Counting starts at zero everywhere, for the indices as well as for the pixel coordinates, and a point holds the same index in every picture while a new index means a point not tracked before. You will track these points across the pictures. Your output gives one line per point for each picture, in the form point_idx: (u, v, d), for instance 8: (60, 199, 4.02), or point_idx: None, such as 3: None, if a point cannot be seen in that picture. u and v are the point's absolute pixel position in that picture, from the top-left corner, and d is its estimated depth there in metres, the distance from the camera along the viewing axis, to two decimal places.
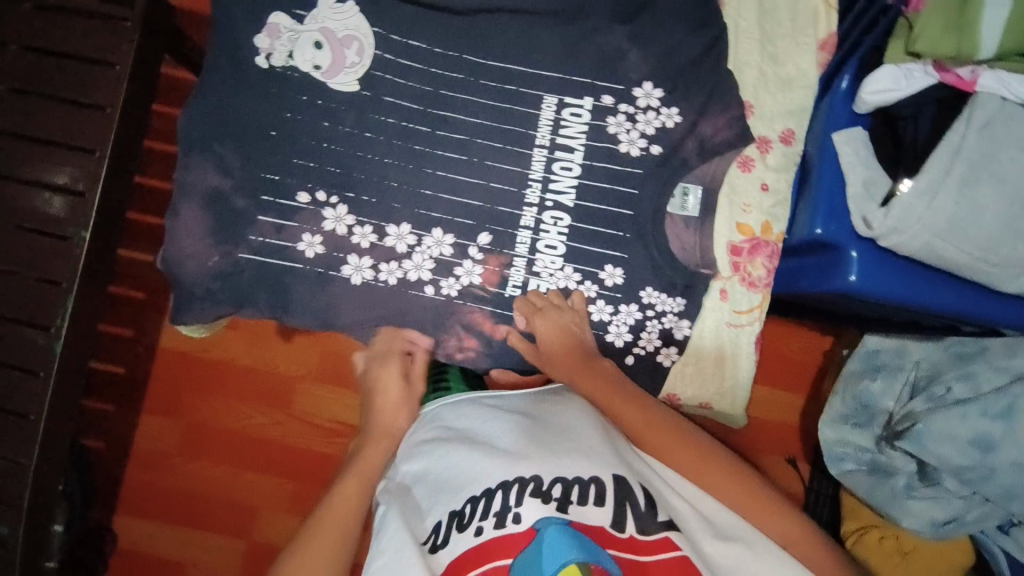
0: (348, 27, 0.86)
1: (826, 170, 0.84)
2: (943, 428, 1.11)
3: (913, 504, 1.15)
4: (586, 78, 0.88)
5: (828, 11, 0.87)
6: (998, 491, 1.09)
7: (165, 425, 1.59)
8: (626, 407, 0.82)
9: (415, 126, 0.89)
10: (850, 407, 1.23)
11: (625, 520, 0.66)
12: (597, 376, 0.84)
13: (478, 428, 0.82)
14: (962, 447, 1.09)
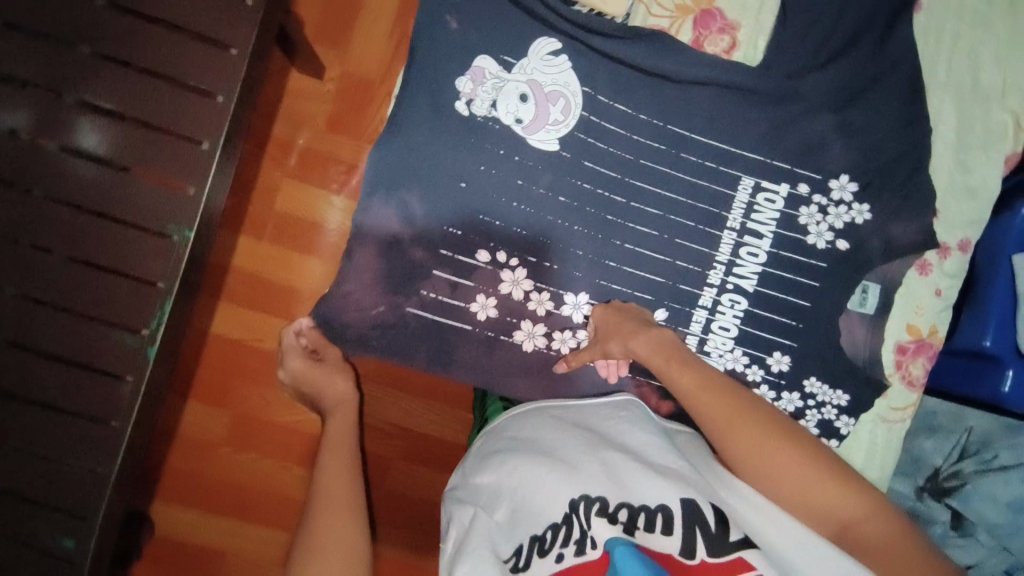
0: (557, 82, 0.83)
1: (997, 287, 0.89)
2: (983, 488, 0.85)
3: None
4: (786, 164, 0.87)
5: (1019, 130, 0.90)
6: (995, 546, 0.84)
7: (214, 411, 1.17)
8: (705, 398, 0.70)
9: (610, 196, 0.86)
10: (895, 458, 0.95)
11: (697, 541, 0.57)
12: (675, 369, 0.74)
13: (540, 433, 0.72)
14: (999, 508, 0.84)
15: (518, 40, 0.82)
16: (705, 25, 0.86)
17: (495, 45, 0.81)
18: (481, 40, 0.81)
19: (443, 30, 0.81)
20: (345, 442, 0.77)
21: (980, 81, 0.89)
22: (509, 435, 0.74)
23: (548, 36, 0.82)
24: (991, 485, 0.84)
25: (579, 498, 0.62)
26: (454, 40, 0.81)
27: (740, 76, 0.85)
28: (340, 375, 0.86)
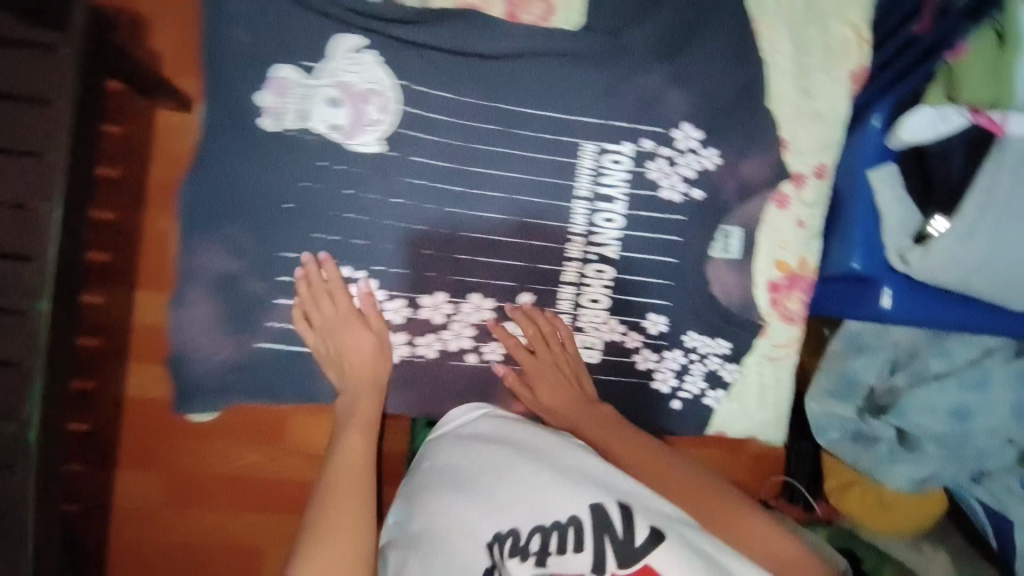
0: (367, 79, 0.77)
1: (862, 205, 0.86)
2: (927, 403, 1.07)
3: (897, 472, 1.10)
4: (625, 121, 0.84)
5: (862, 42, 0.86)
6: (974, 452, 1.09)
7: (149, 472, 1.11)
8: (616, 443, 0.81)
9: (448, 188, 0.82)
10: (828, 385, 1.13)
11: (606, 558, 0.62)
12: (596, 418, 0.84)
13: (463, 457, 0.76)
14: (942, 418, 1.07)
15: (314, 41, 0.76)
16: None
17: (288, 52, 0.76)
18: (275, 50, 0.76)
19: (231, 45, 0.75)
20: (358, 445, 0.81)
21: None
22: (432, 468, 0.77)
23: (348, 31, 0.76)
24: (933, 398, 1.07)
25: (495, 538, 0.66)
26: (244, 55, 0.76)
27: (558, 39, 0.80)
28: (355, 329, 0.82)
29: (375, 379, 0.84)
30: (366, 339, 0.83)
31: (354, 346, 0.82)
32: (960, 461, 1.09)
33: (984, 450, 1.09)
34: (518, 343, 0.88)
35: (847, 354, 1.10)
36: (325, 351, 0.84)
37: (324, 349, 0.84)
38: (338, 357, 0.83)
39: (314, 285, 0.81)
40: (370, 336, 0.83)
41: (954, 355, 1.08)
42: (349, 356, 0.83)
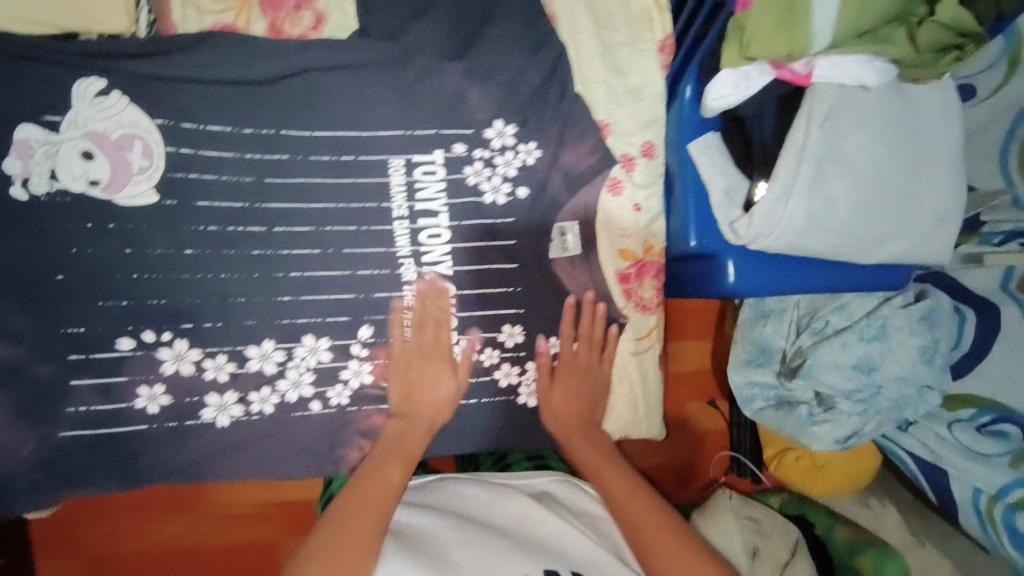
0: (122, 124, 0.68)
1: (689, 178, 0.83)
2: (830, 359, 0.98)
3: (823, 435, 0.99)
4: (429, 128, 0.78)
5: (659, 11, 0.83)
6: (889, 407, 0.98)
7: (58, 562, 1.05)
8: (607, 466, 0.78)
9: (247, 228, 0.73)
10: (745, 353, 1.08)
11: None
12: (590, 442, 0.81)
13: (397, 524, 0.71)
14: (847, 374, 0.97)
15: (48, 91, 0.67)
16: (276, 5, 0.73)
17: (22, 106, 0.66)
18: (4, 109, 0.66)
19: None
20: (391, 477, 0.70)
21: None
22: None
23: (87, 75, 0.67)
24: (833, 354, 0.98)
25: None
26: None
27: (333, 52, 0.73)
28: (441, 376, 0.79)
29: (429, 421, 0.78)
30: (443, 377, 0.80)
31: (432, 391, 0.79)
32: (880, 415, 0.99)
33: (902, 401, 0.98)
34: (579, 344, 0.84)
35: (756, 320, 1.09)
36: (399, 387, 0.79)
37: (399, 382, 0.79)
38: (411, 389, 0.79)
39: (420, 312, 0.79)
40: (451, 386, 0.80)
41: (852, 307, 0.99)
42: (421, 392, 0.79)
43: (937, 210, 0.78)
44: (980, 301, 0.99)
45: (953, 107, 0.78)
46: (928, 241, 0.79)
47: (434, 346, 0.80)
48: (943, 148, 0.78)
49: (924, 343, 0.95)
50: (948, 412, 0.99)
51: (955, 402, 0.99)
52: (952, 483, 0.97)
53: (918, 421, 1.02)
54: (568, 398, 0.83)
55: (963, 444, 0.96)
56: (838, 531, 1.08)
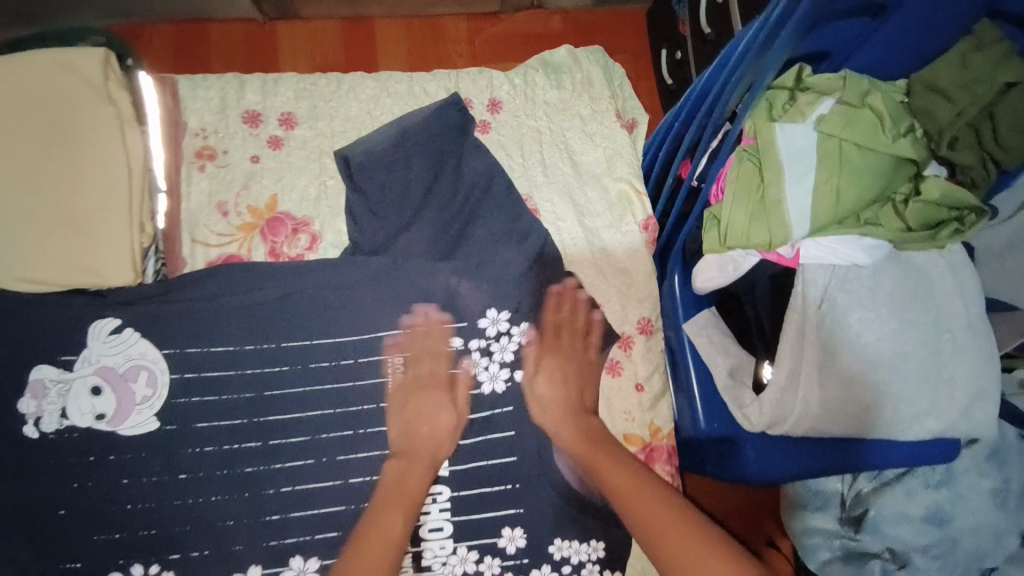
0: (129, 356, 0.72)
1: (690, 356, 0.80)
2: (895, 511, 0.85)
3: None
4: (424, 325, 0.78)
5: (638, 194, 0.86)
6: (966, 560, 0.83)
7: None
8: (587, 444, 0.74)
9: (241, 447, 0.72)
10: (799, 495, 0.93)
11: None
12: (574, 413, 0.76)
13: None
14: (919, 527, 0.84)
15: (68, 333, 0.72)
16: (275, 232, 0.78)
17: (44, 351, 0.72)
18: (25, 353, 0.71)
19: None
20: (391, 525, 0.68)
21: (579, 166, 0.86)
22: None
23: (99, 317, 0.72)
24: (897, 503, 0.85)
25: None
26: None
27: (323, 268, 0.77)
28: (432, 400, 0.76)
29: (429, 455, 0.74)
30: (445, 406, 0.76)
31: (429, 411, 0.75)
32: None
33: (978, 550, 0.83)
34: (534, 351, 0.79)
35: None
36: (406, 405, 0.75)
37: (405, 405, 0.75)
38: (417, 418, 0.75)
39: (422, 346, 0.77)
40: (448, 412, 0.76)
41: None
42: (423, 428, 0.75)
43: (970, 382, 0.70)
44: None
45: (968, 269, 0.73)
46: (971, 417, 0.70)
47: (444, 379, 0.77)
48: (965, 313, 0.72)
49: (995, 487, 0.84)
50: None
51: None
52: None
53: (1002, 567, 0.84)
54: (557, 396, 0.77)
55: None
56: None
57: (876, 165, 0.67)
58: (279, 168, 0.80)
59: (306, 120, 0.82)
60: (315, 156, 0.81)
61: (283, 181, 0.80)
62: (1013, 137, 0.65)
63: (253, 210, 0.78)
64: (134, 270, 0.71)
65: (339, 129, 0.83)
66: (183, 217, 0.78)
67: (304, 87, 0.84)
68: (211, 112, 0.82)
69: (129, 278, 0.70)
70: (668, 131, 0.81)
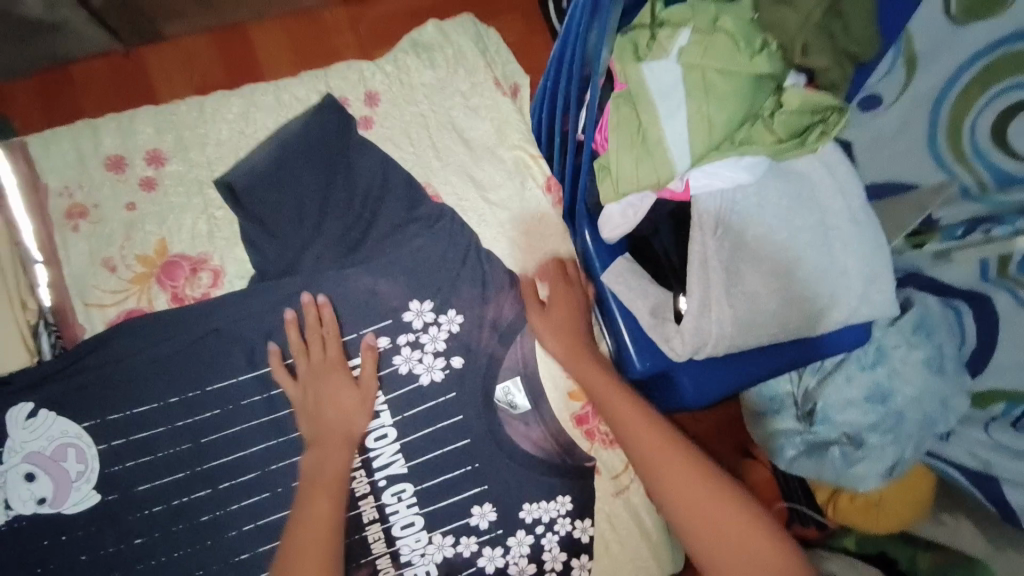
0: (52, 437, 0.70)
1: (612, 305, 0.80)
2: (841, 399, 0.94)
3: (862, 477, 0.93)
4: (349, 334, 0.78)
5: (534, 159, 0.86)
6: (919, 427, 0.92)
7: None
8: (626, 407, 0.74)
9: (193, 496, 0.72)
10: (758, 404, 1.05)
11: None
12: (584, 348, 0.79)
13: None
14: (863, 410, 0.92)
15: None
16: (172, 276, 0.76)
17: None
18: None
19: None
20: (324, 512, 0.68)
21: (471, 143, 0.86)
22: None
23: (15, 402, 0.70)
24: (841, 393, 0.94)
25: None
26: None
27: (233, 303, 0.75)
28: (340, 387, 0.74)
29: (345, 433, 0.73)
30: (342, 391, 0.74)
31: (340, 394, 0.74)
32: (915, 438, 0.92)
33: (929, 418, 0.91)
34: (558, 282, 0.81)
35: None
36: (309, 394, 0.74)
37: (309, 392, 0.74)
38: (319, 404, 0.73)
39: (320, 328, 0.76)
40: (354, 390, 0.75)
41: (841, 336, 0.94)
42: (330, 407, 0.73)
43: (862, 269, 0.75)
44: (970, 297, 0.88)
45: (845, 167, 0.77)
46: (874, 300, 0.76)
47: (334, 365, 0.75)
48: (848, 207, 0.76)
49: (930, 353, 0.89)
50: (982, 411, 0.88)
51: (983, 399, 0.88)
52: (1009, 492, 0.83)
53: (958, 431, 0.91)
54: (583, 352, 0.78)
55: (1004, 445, 0.84)
56: (920, 560, 0.90)
57: (742, 86, 0.69)
58: (159, 211, 0.77)
59: (176, 154, 0.78)
60: (195, 190, 0.78)
61: (168, 223, 0.77)
62: (861, 29, 0.70)
63: (142, 259, 0.75)
64: (29, 351, 0.71)
65: (213, 156, 0.79)
66: (69, 283, 0.74)
67: (165, 119, 0.79)
68: (70, 167, 0.77)
69: (23, 359, 0.70)
70: (548, 96, 0.83)
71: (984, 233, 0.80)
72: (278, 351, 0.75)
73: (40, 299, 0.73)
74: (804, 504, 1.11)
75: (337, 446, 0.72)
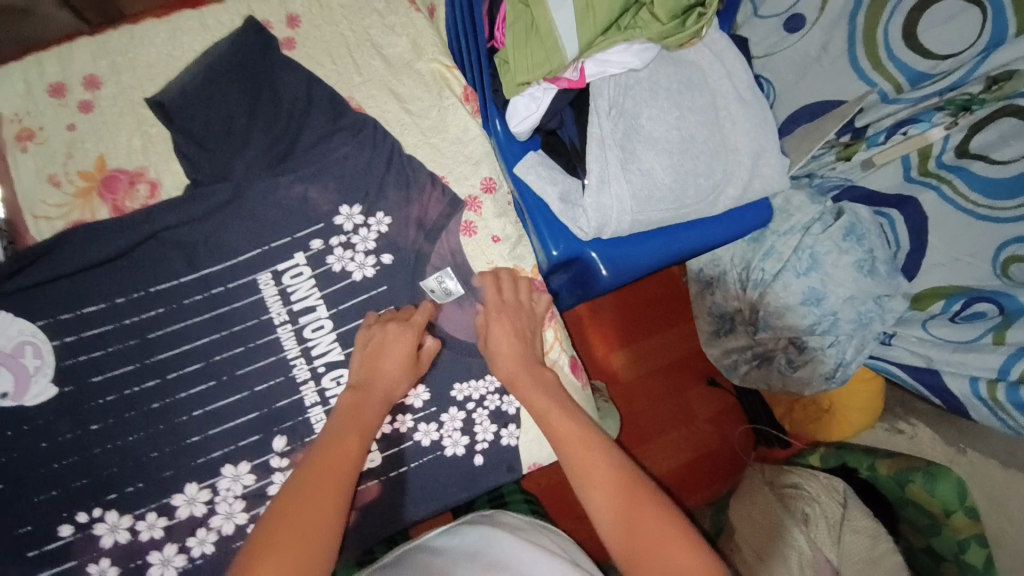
0: (11, 336, 0.76)
1: (528, 197, 0.86)
2: (780, 304, 1.03)
3: (806, 380, 1.06)
4: (284, 237, 0.84)
5: (450, 70, 0.92)
6: (855, 326, 1.01)
7: None
8: (540, 395, 0.77)
9: (144, 387, 0.78)
10: (712, 326, 1.18)
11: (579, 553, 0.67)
12: (526, 360, 0.80)
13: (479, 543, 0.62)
14: (800, 312, 1.02)
15: None
16: (113, 190, 0.82)
17: None
18: None
19: None
20: (352, 447, 0.70)
21: (389, 58, 0.91)
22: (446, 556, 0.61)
23: None
24: (780, 297, 1.02)
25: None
26: None
27: (169, 209, 0.81)
28: (400, 338, 0.79)
29: (387, 394, 0.77)
30: (406, 352, 0.79)
31: (395, 352, 0.78)
32: (851, 336, 1.02)
33: (864, 316, 1.01)
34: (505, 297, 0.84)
35: (704, 292, 1.17)
36: (366, 344, 0.80)
37: (368, 341, 0.79)
38: (376, 354, 0.78)
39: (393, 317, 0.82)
40: (411, 344, 0.79)
41: (778, 252, 1.02)
42: (384, 363, 0.78)
43: (750, 145, 0.81)
44: (897, 200, 0.98)
45: (732, 52, 0.84)
46: (764, 174, 0.82)
47: (414, 320, 0.81)
48: (735, 89, 0.83)
49: (861, 256, 0.98)
50: (923, 312, 0.98)
51: (922, 301, 0.98)
52: (948, 381, 0.92)
53: (898, 332, 1.00)
54: (521, 363, 0.80)
55: (942, 338, 0.94)
56: (880, 467, 1.04)
57: None
58: (95, 130, 0.82)
59: (109, 78, 0.84)
60: (129, 110, 0.83)
61: (104, 141, 0.82)
62: None
63: (84, 175, 0.81)
64: None
65: (143, 79, 0.84)
66: (19, 198, 0.80)
67: (97, 47, 0.84)
68: (18, 96, 0.83)
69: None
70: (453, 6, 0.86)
71: (904, 134, 0.95)
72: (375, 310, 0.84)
73: None
74: (766, 423, 1.26)
75: (381, 398, 0.77)
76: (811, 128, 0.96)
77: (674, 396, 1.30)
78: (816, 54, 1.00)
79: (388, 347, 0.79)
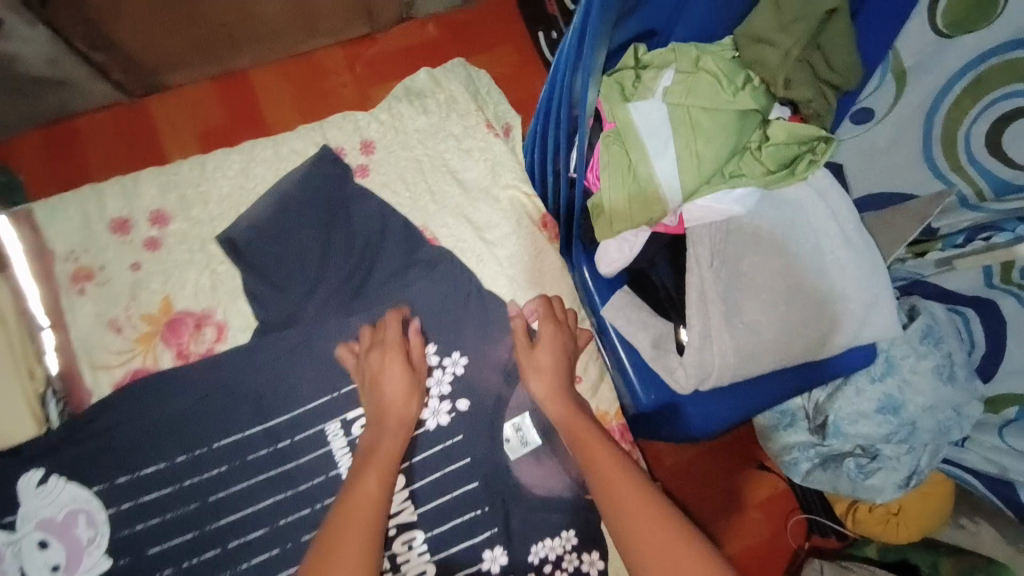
0: (63, 503, 0.71)
1: (613, 340, 0.80)
2: (852, 411, 0.86)
3: (881, 487, 0.89)
4: (354, 382, 0.78)
5: (529, 198, 0.88)
6: (932, 436, 0.87)
7: None
8: (550, 379, 0.75)
9: (204, 557, 0.72)
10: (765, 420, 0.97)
11: None
12: (554, 342, 0.77)
13: None
14: (875, 421, 0.86)
15: None
16: (178, 333, 0.77)
17: None
18: None
19: None
20: (372, 491, 0.65)
21: (464, 183, 0.87)
22: None
23: (26, 470, 0.71)
24: (850, 404, 0.85)
25: None
26: None
27: (238, 358, 0.77)
28: (390, 363, 0.74)
29: (403, 418, 0.72)
30: (401, 373, 0.73)
31: (394, 380, 0.73)
32: (927, 444, 0.87)
33: (943, 426, 0.86)
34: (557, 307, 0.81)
35: None
36: (362, 376, 0.75)
37: (364, 372, 0.75)
38: (375, 386, 0.73)
39: (376, 338, 0.76)
40: (403, 374, 0.73)
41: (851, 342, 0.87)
42: (385, 386, 0.73)
43: (862, 296, 0.72)
44: (975, 300, 0.84)
45: (837, 191, 0.74)
46: (877, 323, 0.73)
47: (393, 339, 0.75)
48: (842, 230, 0.73)
49: (941, 362, 0.83)
50: (996, 416, 0.85)
51: (996, 403, 0.85)
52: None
53: (973, 437, 0.88)
54: (565, 395, 0.75)
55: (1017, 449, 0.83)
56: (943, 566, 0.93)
57: (728, 122, 0.69)
58: (162, 270, 0.79)
59: (178, 212, 0.81)
60: (198, 247, 0.80)
61: (172, 279, 0.79)
62: (842, 61, 0.71)
63: (148, 318, 0.77)
64: (37, 420, 0.72)
65: (215, 213, 0.82)
66: (76, 347, 0.76)
67: (166, 180, 0.82)
68: (76, 231, 0.78)
69: (33, 430, 0.71)
70: (534, 136, 0.82)
71: (985, 241, 0.79)
72: (348, 346, 0.77)
73: (48, 368, 0.75)
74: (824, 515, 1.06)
75: (399, 419, 0.71)
76: (885, 220, 0.82)
77: (720, 481, 1.09)
78: (883, 146, 0.85)
79: (385, 372, 0.73)
